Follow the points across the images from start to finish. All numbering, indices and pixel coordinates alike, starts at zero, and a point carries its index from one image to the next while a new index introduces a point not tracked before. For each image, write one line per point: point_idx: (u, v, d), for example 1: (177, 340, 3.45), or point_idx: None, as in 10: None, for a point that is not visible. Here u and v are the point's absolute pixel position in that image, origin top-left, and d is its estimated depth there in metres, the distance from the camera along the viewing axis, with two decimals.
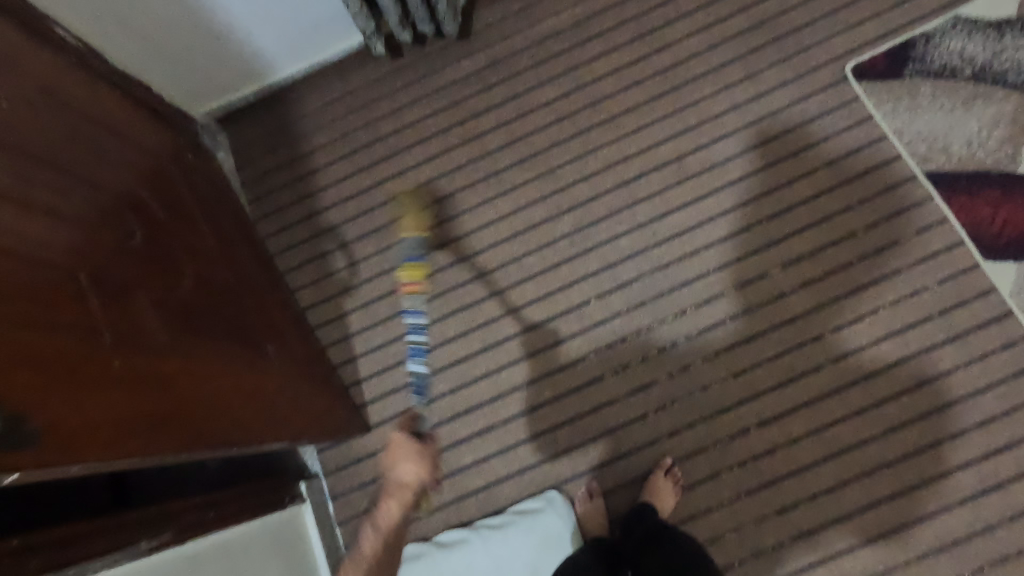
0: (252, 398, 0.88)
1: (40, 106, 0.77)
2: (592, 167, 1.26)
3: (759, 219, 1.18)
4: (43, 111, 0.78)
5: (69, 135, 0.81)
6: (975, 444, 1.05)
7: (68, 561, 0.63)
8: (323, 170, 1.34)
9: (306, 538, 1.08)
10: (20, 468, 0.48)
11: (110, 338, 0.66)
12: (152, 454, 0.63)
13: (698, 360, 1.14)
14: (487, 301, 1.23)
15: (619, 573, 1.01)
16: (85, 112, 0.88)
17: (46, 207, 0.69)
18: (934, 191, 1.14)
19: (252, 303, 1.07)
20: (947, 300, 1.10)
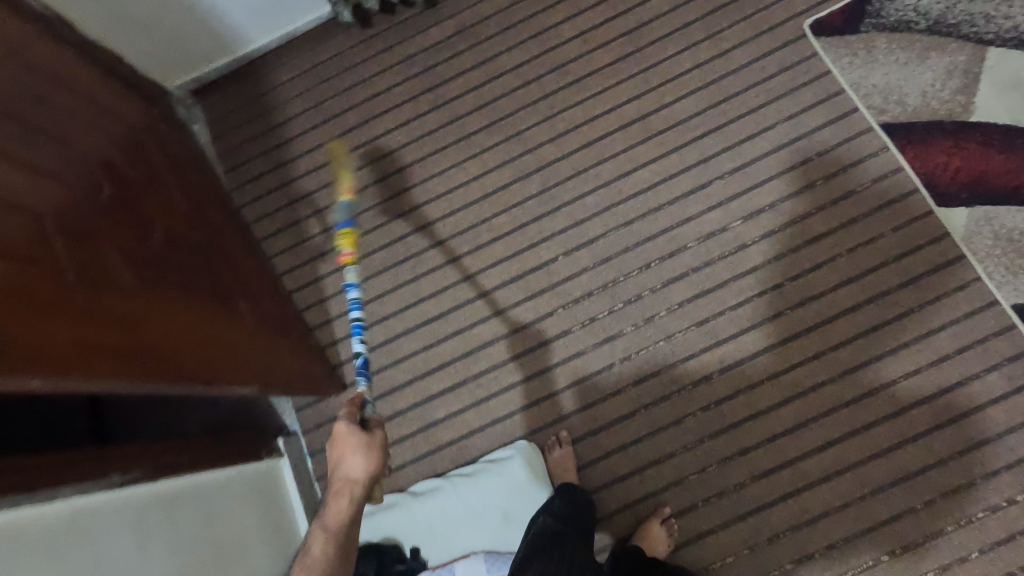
0: (220, 347, 0.92)
1: (13, 61, 0.81)
2: (559, 128, 1.29)
3: (720, 175, 1.21)
4: (16, 65, 0.81)
5: (41, 90, 0.85)
6: (931, 382, 1.07)
7: (43, 483, 0.67)
8: (296, 139, 1.37)
9: (284, 490, 1.12)
10: None
11: (72, 276, 0.69)
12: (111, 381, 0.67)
13: (662, 312, 1.17)
14: (457, 262, 1.26)
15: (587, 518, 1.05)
16: (59, 70, 0.92)
17: (17, 152, 0.73)
18: (889, 141, 1.17)
19: (228, 261, 1.10)
20: (902, 246, 1.13)
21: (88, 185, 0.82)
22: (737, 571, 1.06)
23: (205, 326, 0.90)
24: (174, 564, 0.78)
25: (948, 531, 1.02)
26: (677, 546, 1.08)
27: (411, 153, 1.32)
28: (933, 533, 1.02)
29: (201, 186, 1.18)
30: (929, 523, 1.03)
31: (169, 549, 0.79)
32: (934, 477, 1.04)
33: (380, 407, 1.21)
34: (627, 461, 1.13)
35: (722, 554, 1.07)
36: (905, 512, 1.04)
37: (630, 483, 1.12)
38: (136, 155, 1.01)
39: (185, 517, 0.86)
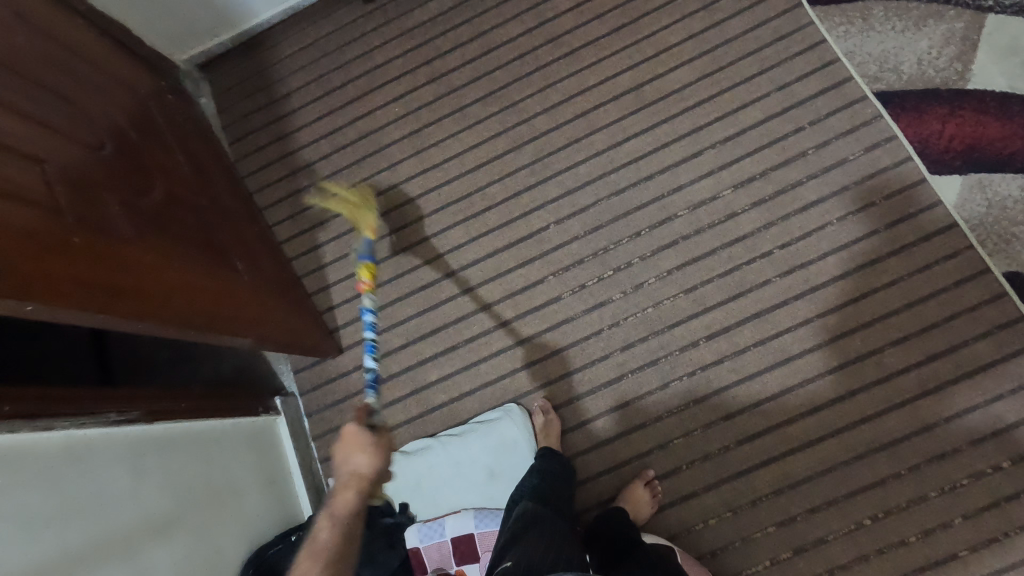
0: (216, 298, 0.96)
1: (33, 17, 0.85)
2: (553, 99, 1.31)
3: (712, 144, 1.23)
4: (38, 22, 0.86)
5: (62, 46, 0.90)
6: (919, 349, 1.08)
7: (38, 415, 0.72)
8: (298, 111, 1.40)
9: (280, 447, 1.16)
10: None
11: (70, 219, 0.73)
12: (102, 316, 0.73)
13: (652, 279, 1.19)
14: (452, 230, 1.28)
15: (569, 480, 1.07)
16: (78, 32, 0.97)
17: (32, 101, 0.78)
18: (884, 110, 1.19)
19: (231, 221, 1.15)
20: (892, 215, 1.14)
21: (97, 137, 0.86)
22: (719, 533, 1.07)
23: (201, 278, 0.94)
24: (164, 501, 0.83)
25: (932, 496, 1.03)
26: (661, 508, 1.10)
27: (408, 124, 1.35)
28: (917, 497, 1.03)
29: (210, 151, 1.22)
30: (913, 488, 1.04)
31: (161, 487, 0.84)
32: (919, 442, 1.05)
33: (376, 369, 1.25)
34: (614, 424, 1.14)
35: (706, 517, 1.08)
36: (890, 477, 1.05)
37: (616, 446, 1.14)
38: (150, 114, 1.04)
39: (180, 459, 0.90)
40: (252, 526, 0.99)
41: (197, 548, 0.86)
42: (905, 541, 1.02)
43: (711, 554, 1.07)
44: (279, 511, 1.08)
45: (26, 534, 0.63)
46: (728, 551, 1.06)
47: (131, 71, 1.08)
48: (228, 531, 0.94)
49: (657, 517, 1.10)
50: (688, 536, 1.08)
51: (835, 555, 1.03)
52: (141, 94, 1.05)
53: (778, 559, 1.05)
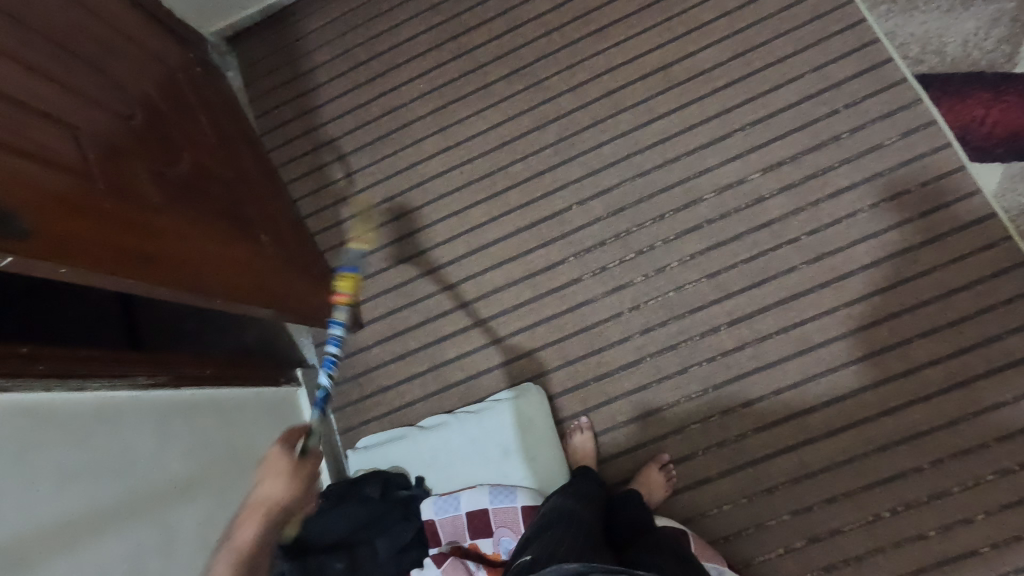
0: (241, 269, 0.98)
1: None
2: (579, 78, 1.29)
3: (742, 126, 1.20)
4: None
5: (97, 16, 0.91)
6: (948, 341, 1.06)
7: (71, 373, 0.75)
8: (323, 86, 1.41)
9: (299, 417, 1.18)
10: (11, 252, 0.59)
11: (102, 185, 0.75)
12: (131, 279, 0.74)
13: (674, 263, 1.18)
14: (474, 208, 1.28)
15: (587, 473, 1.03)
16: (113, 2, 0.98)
17: (67, 68, 0.79)
18: (924, 93, 1.15)
19: (257, 193, 1.16)
20: (927, 203, 1.11)
21: (128, 107, 0.87)
22: (733, 519, 1.07)
23: (226, 248, 0.96)
24: (189, 464, 0.86)
25: (953, 491, 1.01)
26: (675, 491, 1.10)
27: (432, 100, 1.35)
28: (938, 492, 1.02)
29: (237, 124, 1.22)
30: (935, 483, 1.02)
31: (187, 449, 0.87)
32: (944, 437, 1.03)
33: (395, 345, 1.26)
34: (631, 408, 1.14)
35: (720, 502, 1.08)
36: (911, 471, 1.03)
37: (632, 429, 1.14)
38: (180, 86, 1.05)
39: (205, 424, 0.93)
40: None
41: (220, 510, 0.89)
42: (923, 534, 1.01)
43: (724, 539, 1.07)
44: None
45: (58, 488, 0.66)
46: (741, 537, 1.06)
47: (163, 43, 1.09)
48: None
49: (671, 501, 1.10)
50: (701, 521, 1.08)
51: (850, 546, 1.03)
52: (171, 66, 1.06)
53: (792, 547, 1.04)
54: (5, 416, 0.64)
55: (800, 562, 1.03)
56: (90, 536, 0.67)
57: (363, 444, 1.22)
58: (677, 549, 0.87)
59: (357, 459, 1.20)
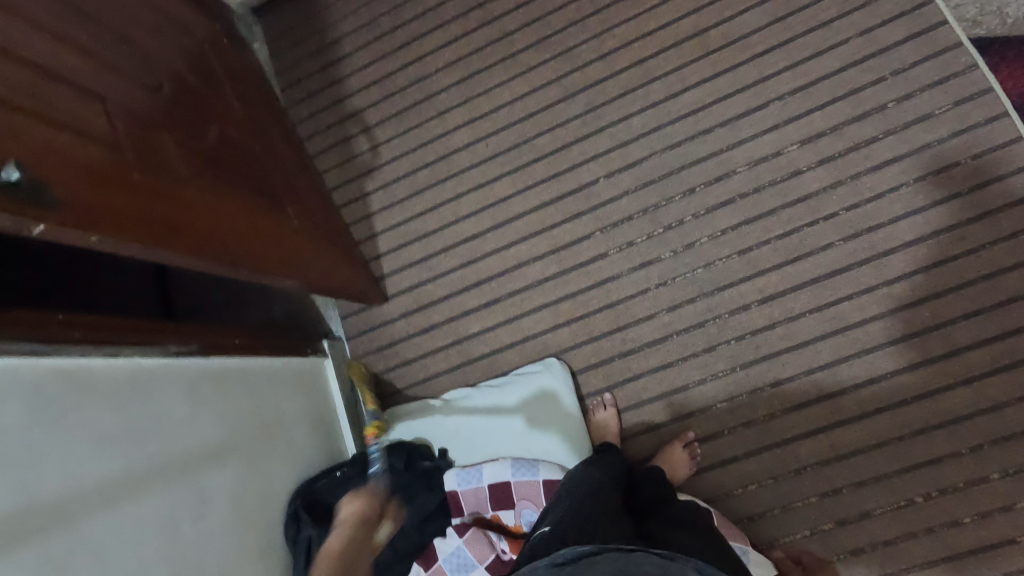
0: (267, 241, 0.99)
1: None
2: (609, 45, 1.25)
3: (780, 95, 1.15)
4: None
5: None
6: (994, 323, 1.01)
7: (105, 342, 0.77)
8: (349, 57, 1.39)
9: (326, 388, 1.20)
10: (44, 221, 0.60)
11: (131, 155, 0.75)
12: (160, 250, 0.76)
13: (703, 239, 1.14)
14: (499, 181, 1.26)
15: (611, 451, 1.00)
16: None
17: (98, 38, 0.80)
18: (980, 59, 1.08)
19: (284, 166, 1.16)
20: (978, 176, 1.05)
21: (155, 78, 0.88)
22: (758, 499, 1.05)
23: (253, 220, 0.97)
24: (220, 431, 0.88)
25: (992, 478, 0.98)
26: (699, 470, 1.09)
27: (458, 70, 1.32)
28: (976, 478, 0.98)
29: (263, 95, 1.22)
30: (973, 469, 0.98)
31: (217, 417, 0.89)
32: (984, 422, 0.99)
33: (419, 319, 1.26)
34: (656, 385, 1.13)
35: (745, 482, 1.06)
36: (947, 456, 1.00)
37: (656, 406, 1.12)
38: (207, 57, 1.05)
39: (235, 393, 0.95)
40: (300, 460, 1.05)
41: (249, 476, 0.92)
42: (959, 521, 0.98)
43: (748, 520, 1.06)
44: (326, 449, 1.13)
45: (95, 450, 0.68)
46: (766, 518, 1.05)
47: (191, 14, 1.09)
48: (278, 463, 0.99)
49: (695, 479, 1.09)
50: (726, 500, 1.07)
51: (880, 530, 1.00)
52: (200, 38, 1.06)
53: (819, 529, 1.02)
54: (42, 381, 0.66)
55: (827, 545, 1.02)
56: (125, 496, 0.70)
57: (388, 415, 1.23)
58: (699, 526, 0.86)
59: (382, 429, 1.22)
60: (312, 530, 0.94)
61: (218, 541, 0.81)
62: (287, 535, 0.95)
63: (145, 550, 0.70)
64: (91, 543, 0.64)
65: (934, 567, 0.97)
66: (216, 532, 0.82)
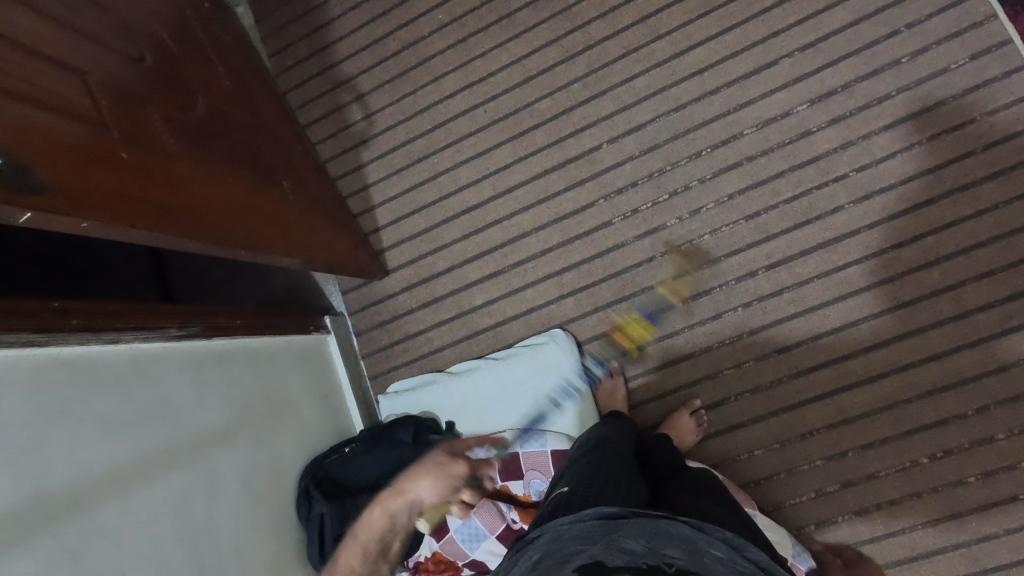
0: (262, 219, 0.96)
1: None
2: (611, 2, 1.20)
3: (790, 52, 1.11)
4: None
5: None
6: (1004, 284, 1.00)
7: (103, 328, 0.75)
8: (339, 20, 1.33)
9: (329, 364, 1.19)
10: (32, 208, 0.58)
11: (117, 134, 0.72)
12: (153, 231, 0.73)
13: (710, 205, 1.12)
14: (499, 148, 1.23)
15: (619, 419, 0.98)
16: None
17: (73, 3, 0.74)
18: (998, 9, 1.03)
19: (274, 138, 1.12)
20: (993, 133, 1.02)
21: (137, 48, 0.83)
22: (765, 464, 1.06)
23: (248, 199, 0.94)
24: (227, 411, 0.88)
25: (998, 438, 0.98)
26: (705, 437, 1.09)
27: (454, 31, 1.27)
28: (982, 438, 0.99)
29: (249, 63, 1.17)
30: (979, 429, 0.99)
31: (223, 398, 0.88)
32: (992, 383, 0.99)
33: (422, 292, 1.25)
34: (663, 354, 1.12)
35: (752, 447, 1.07)
36: (954, 417, 1.00)
37: (662, 374, 1.12)
38: (191, 24, 1.00)
39: (239, 373, 0.94)
40: (308, 437, 1.05)
41: (258, 456, 0.92)
42: (963, 480, 0.99)
43: (755, 484, 1.07)
44: (332, 424, 1.13)
45: (99, 439, 0.67)
46: (773, 482, 1.06)
47: None
48: (286, 440, 0.99)
49: (701, 445, 1.09)
50: (733, 465, 1.08)
51: (885, 490, 1.02)
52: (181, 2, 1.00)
53: (824, 491, 1.04)
54: (42, 370, 0.64)
55: (832, 506, 1.03)
56: (135, 483, 0.69)
57: (395, 390, 1.23)
58: (721, 493, 0.84)
59: (388, 404, 1.21)
60: (325, 506, 0.94)
61: (231, 519, 0.82)
62: (299, 512, 0.96)
63: (161, 534, 0.70)
64: (104, 532, 0.64)
65: (937, 525, 0.99)
66: (229, 513, 0.82)
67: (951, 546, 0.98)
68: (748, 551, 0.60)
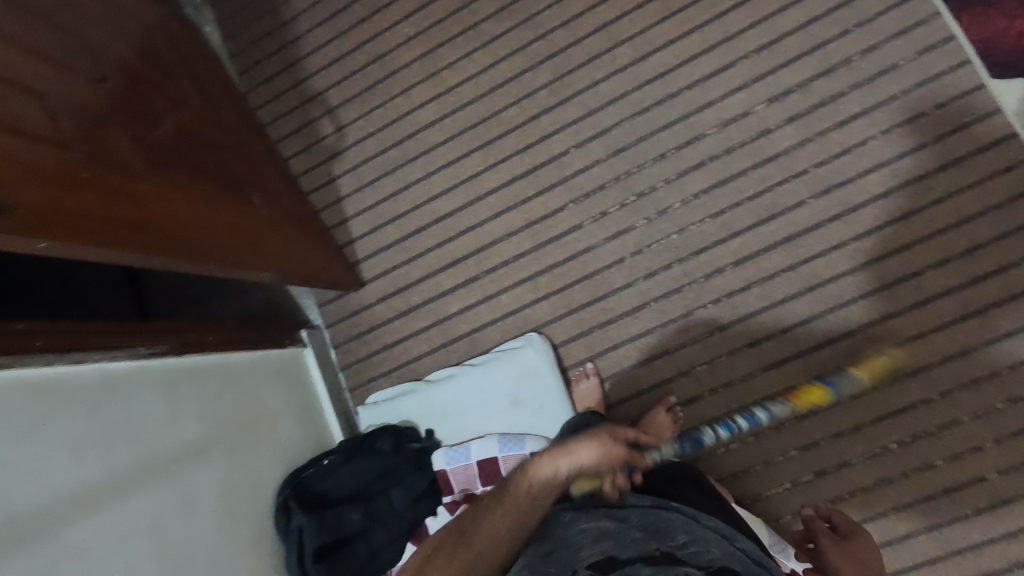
0: (232, 235, 0.97)
1: None
2: (572, 11, 1.22)
3: (747, 54, 1.14)
4: None
5: None
6: (961, 270, 1.03)
7: (70, 348, 0.75)
8: (307, 35, 1.35)
9: (307, 377, 1.19)
10: None
11: (79, 154, 0.73)
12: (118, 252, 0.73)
13: (677, 205, 1.14)
14: (469, 157, 1.24)
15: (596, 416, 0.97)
16: None
17: (34, 26, 0.75)
18: (942, 6, 1.07)
19: (245, 154, 1.12)
20: (944, 126, 1.05)
21: (102, 68, 0.83)
22: (741, 458, 1.08)
23: (217, 215, 0.94)
24: (202, 428, 0.88)
25: (963, 421, 1.01)
26: (682, 433, 1.10)
27: (420, 43, 1.29)
28: (948, 422, 1.01)
29: (219, 79, 1.17)
30: (945, 412, 1.01)
31: (198, 414, 0.88)
32: (954, 368, 1.02)
33: (398, 301, 1.25)
34: (638, 352, 1.14)
35: (727, 441, 1.09)
36: (921, 402, 1.02)
37: (638, 373, 1.13)
38: (158, 41, 1.00)
39: (214, 389, 0.94)
40: (286, 451, 1.05)
41: (234, 471, 0.92)
42: (932, 464, 1.01)
43: (733, 477, 1.08)
44: (310, 437, 1.13)
45: (68, 459, 0.67)
46: (750, 474, 1.07)
47: None
48: (263, 455, 0.99)
49: None
50: (710, 459, 1.09)
51: (858, 477, 1.03)
52: (146, 20, 1.00)
53: (800, 481, 1.05)
54: (10, 391, 0.64)
55: (808, 495, 1.05)
56: (108, 502, 0.69)
57: (374, 400, 1.23)
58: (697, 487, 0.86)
59: (367, 414, 1.22)
60: (303, 519, 0.95)
61: (207, 536, 0.82)
62: (277, 525, 0.96)
63: (134, 554, 0.70)
64: (76, 552, 0.64)
65: (910, 509, 1.01)
66: (205, 530, 0.82)
67: (924, 530, 1.00)
68: (736, 541, 0.70)
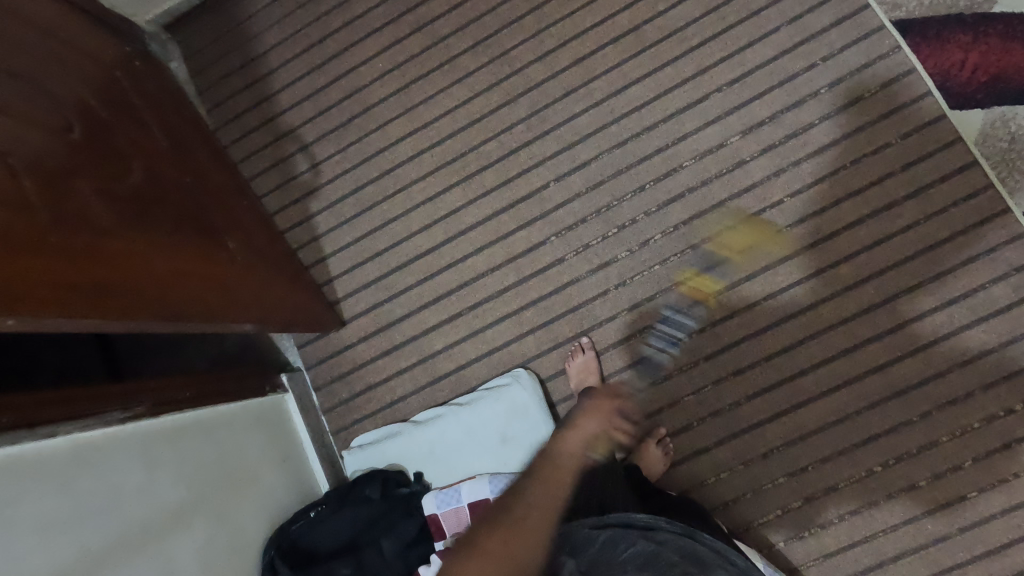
0: (211, 285, 0.94)
1: None
2: (547, 45, 1.23)
3: (719, 87, 1.17)
4: None
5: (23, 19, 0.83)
6: (933, 294, 1.06)
7: (37, 422, 0.71)
8: (278, 71, 1.33)
9: (289, 423, 1.15)
10: None
11: (45, 216, 0.69)
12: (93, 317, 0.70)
13: (657, 236, 1.15)
14: (449, 192, 1.23)
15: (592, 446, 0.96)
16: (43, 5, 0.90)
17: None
18: (901, 40, 1.12)
19: (219, 197, 1.09)
20: (908, 155, 1.09)
21: (66, 119, 0.80)
22: (731, 486, 1.09)
23: (194, 265, 0.92)
24: (183, 490, 0.84)
25: (942, 441, 1.04)
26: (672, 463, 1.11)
27: (395, 79, 1.28)
28: (927, 443, 1.04)
29: (190, 121, 1.14)
30: (924, 434, 1.04)
31: (178, 475, 0.85)
32: (931, 390, 1.05)
33: (381, 341, 1.23)
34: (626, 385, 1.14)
35: (717, 470, 1.09)
36: (901, 425, 1.05)
37: None
38: (123, 86, 0.97)
39: (194, 446, 0.90)
40: (271, 504, 1.01)
41: (218, 532, 0.88)
42: (915, 484, 1.03)
43: (724, 506, 1.09)
44: (295, 487, 1.09)
45: (41, 542, 0.63)
46: (740, 503, 1.08)
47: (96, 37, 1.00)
48: (247, 511, 0.95)
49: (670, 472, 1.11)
50: (701, 489, 1.10)
51: (845, 501, 1.05)
52: (108, 65, 0.97)
53: (790, 507, 1.06)
54: None
55: (797, 521, 1.06)
56: None
57: (358, 444, 1.20)
58: None
59: (353, 459, 1.19)
60: None
61: None
62: None
63: None
64: None
65: (896, 531, 1.03)
66: None
67: (910, 550, 1.02)
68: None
